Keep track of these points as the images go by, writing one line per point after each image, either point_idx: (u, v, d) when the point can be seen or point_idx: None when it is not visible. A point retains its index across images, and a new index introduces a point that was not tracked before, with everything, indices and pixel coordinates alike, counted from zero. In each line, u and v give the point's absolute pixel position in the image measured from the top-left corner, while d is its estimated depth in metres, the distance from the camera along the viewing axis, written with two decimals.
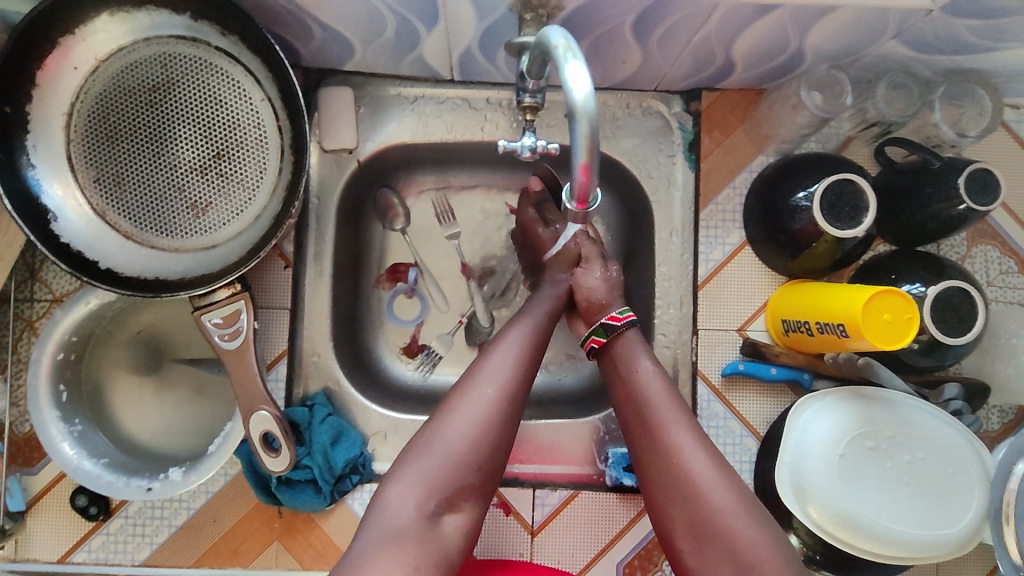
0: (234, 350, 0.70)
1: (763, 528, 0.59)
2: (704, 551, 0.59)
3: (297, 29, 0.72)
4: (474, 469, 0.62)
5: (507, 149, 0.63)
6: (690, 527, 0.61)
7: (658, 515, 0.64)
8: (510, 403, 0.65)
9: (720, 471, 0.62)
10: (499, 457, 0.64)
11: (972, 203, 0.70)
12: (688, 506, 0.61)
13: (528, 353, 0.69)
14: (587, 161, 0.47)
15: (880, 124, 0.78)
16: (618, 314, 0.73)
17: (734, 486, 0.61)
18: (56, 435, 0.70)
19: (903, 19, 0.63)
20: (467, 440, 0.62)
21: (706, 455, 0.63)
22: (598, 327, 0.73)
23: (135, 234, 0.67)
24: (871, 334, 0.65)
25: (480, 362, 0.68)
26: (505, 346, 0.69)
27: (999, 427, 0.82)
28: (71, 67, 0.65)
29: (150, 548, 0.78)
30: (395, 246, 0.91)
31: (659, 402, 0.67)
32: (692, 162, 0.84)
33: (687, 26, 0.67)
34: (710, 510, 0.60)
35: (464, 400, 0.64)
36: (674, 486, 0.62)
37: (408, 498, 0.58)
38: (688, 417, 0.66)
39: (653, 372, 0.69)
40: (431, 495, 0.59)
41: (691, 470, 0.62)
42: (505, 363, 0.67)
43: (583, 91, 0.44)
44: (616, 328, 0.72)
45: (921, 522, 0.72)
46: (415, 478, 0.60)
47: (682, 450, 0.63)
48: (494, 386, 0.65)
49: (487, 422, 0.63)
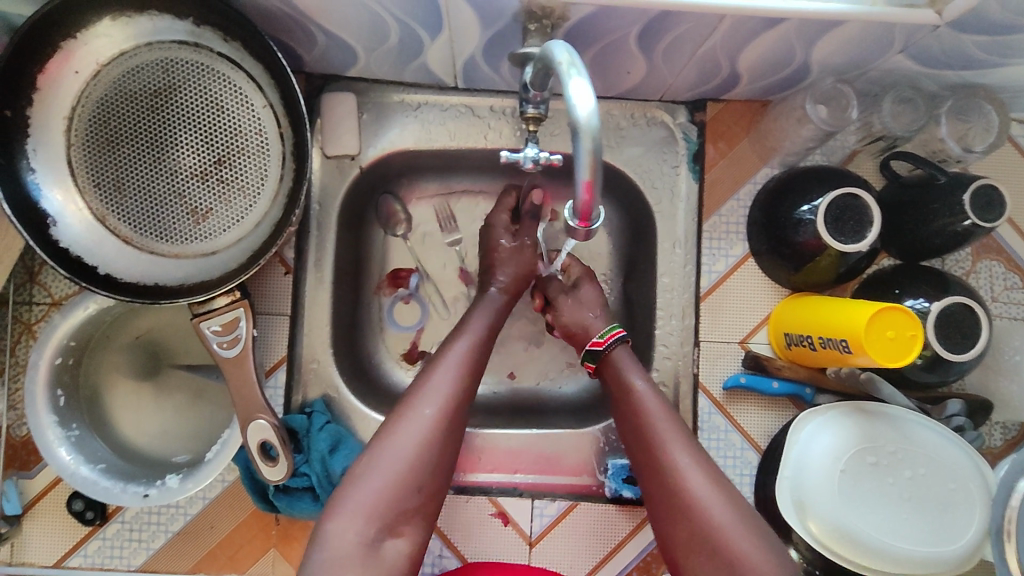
0: (233, 358, 0.70)
1: (763, 542, 0.58)
2: (706, 567, 0.59)
3: (301, 36, 0.71)
4: (415, 491, 0.62)
5: (509, 160, 0.62)
6: (692, 544, 0.60)
7: (662, 533, 0.63)
8: (449, 424, 0.66)
9: (717, 486, 0.62)
10: (439, 479, 0.64)
11: (977, 219, 0.69)
12: (687, 523, 0.61)
13: (467, 372, 0.70)
14: (591, 177, 0.46)
15: (885, 138, 0.78)
16: (601, 337, 0.75)
17: (733, 500, 0.61)
18: (53, 440, 0.70)
19: (910, 34, 0.63)
20: (406, 463, 0.62)
21: (704, 470, 0.63)
22: (586, 352, 0.76)
23: (135, 240, 0.67)
24: (875, 352, 0.64)
25: (421, 383, 0.68)
26: (444, 366, 0.69)
27: (1002, 444, 0.81)
28: (73, 71, 0.65)
29: (146, 554, 0.78)
30: (396, 252, 0.91)
31: (655, 420, 0.67)
32: (696, 173, 0.84)
33: (693, 38, 0.66)
34: (709, 526, 0.60)
35: (402, 423, 0.64)
36: (674, 503, 0.62)
37: (349, 526, 0.58)
38: (685, 434, 0.66)
39: (648, 392, 0.70)
40: (372, 521, 0.59)
41: (689, 485, 0.62)
42: (445, 385, 0.68)
43: (586, 107, 0.44)
44: (601, 352, 0.75)
45: (922, 538, 0.72)
46: (356, 504, 0.59)
47: (680, 467, 0.63)
48: (433, 406, 0.66)
49: (427, 445, 0.63)
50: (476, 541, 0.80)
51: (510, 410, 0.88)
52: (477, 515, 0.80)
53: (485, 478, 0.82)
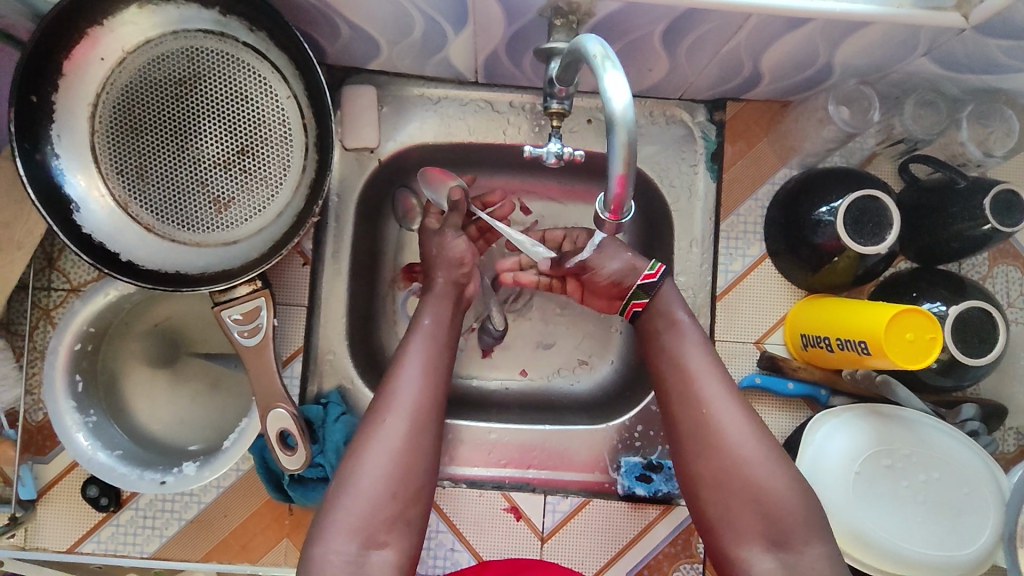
0: (254, 346, 0.70)
1: (788, 480, 0.61)
2: (726, 497, 0.62)
3: (325, 28, 0.72)
4: (390, 500, 0.62)
5: (533, 155, 0.62)
6: (713, 474, 0.63)
7: (681, 462, 0.65)
8: (418, 429, 0.66)
9: (749, 423, 0.64)
10: (420, 482, 0.64)
11: (997, 223, 0.69)
12: (714, 456, 0.63)
13: (434, 372, 0.69)
14: (625, 172, 0.46)
15: (906, 141, 0.78)
16: (652, 269, 0.72)
17: (763, 438, 0.63)
18: (71, 426, 0.70)
19: (935, 37, 0.63)
20: (380, 477, 0.62)
21: (738, 408, 0.65)
22: (638, 289, 0.71)
23: (157, 227, 0.67)
24: (894, 354, 0.64)
25: (385, 392, 0.68)
26: (406, 369, 0.69)
27: (1015, 449, 0.81)
28: (98, 58, 0.65)
29: (160, 541, 0.78)
30: (411, 245, 0.90)
31: (691, 353, 0.68)
32: (715, 172, 0.84)
33: (716, 37, 0.66)
34: (738, 462, 0.62)
35: (371, 440, 0.64)
36: (703, 435, 0.64)
37: (332, 548, 0.59)
38: (720, 367, 0.67)
39: (689, 324, 0.70)
40: (353, 537, 0.60)
41: (722, 421, 0.64)
42: (409, 391, 0.67)
43: (622, 101, 0.44)
44: (654, 285, 0.71)
45: (933, 542, 0.72)
46: (336, 525, 0.60)
47: (715, 402, 0.65)
48: (401, 413, 0.66)
49: (399, 456, 0.64)
50: (488, 536, 0.80)
51: (523, 405, 0.88)
52: (489, 510, 0.80)
53: (497, 473, 0.82)
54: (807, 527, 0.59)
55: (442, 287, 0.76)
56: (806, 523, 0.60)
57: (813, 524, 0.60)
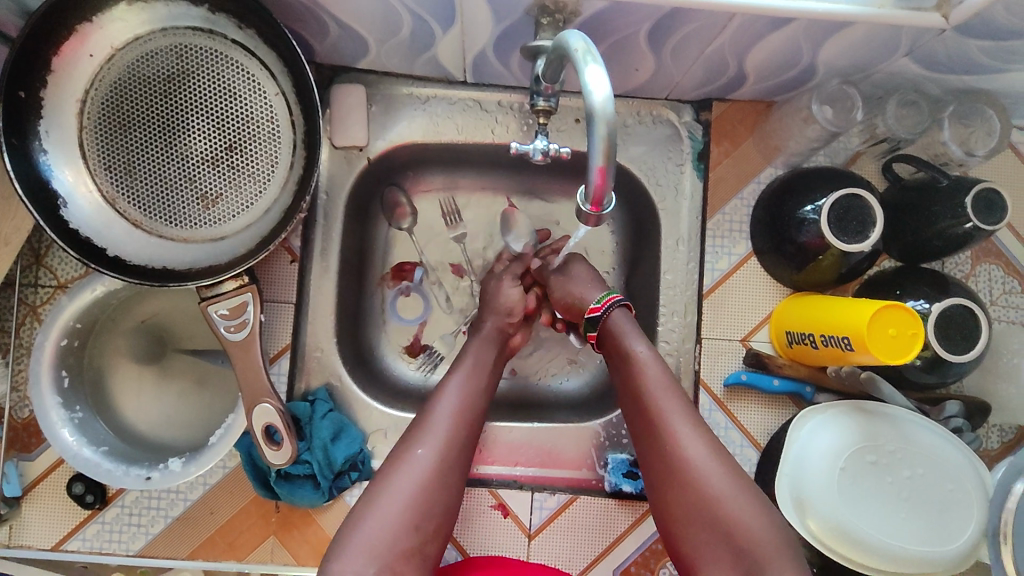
0: (240, 341, 0.71)
1: (758, 511, 0.60)
2: (698, 533, 0.61)
3: (314, 26, 0.72)
4: (410, 530, 0.60)
5: (519, 152, 0.63)
6: (684, 510, 0.62)
7: (658, 500, 0.65)
8: (446, 465, 0.65)
9: (718, 457, 0.63)
10: (440, 515, 0.63)
11: (979, 222, 0.70)
12: (683, 492, 0.62)
13: (467, 408, 0.70)
14: (605, 164, 0.47)
15: (889, 140, 0.79)
16: (598, 303, 0.77)
17: (732, 471, 0.62)
18: (56, 421, 0.70)
19: (916, 37, 0.64)
20: (404, 505, 0.61)
21: (706, 441, 0.64)
22: (588, 323, 0.78)
23: (144, 223, 0.67)
24: (877, 349, 0.65)
25: (420, 425, 0.68)
26: (444, 404, 0.70)
27: (999, 446, 0.82)
28: (87, 54, 0.65)
29: (145, 539, 0.78)
30: (400, 245, 0.92)
31: (653, 387, 0.68)
32: (701, 171, 0.84)
33: (702, 36, 0.67)
34: (710, 496, 0.61)
35: (400, 470, 0.63)
36: (674, 471, 0.63)
37: (350, 569, 0.57)
38: (684, 401, 0.68)
39: (649, 356, 0.71)
40: (373, 559, 0.57)
41: (688, 455, 0.63)
42: (443, 427, 0.67)
43: (602, 94, 0.44)
44: (600, 317, 0.76)
45: (918, 538, 0.72)
46: (355, 545, 0.58)
47: (681, 436, 0.65)
48: (432, 447, 0.65)
49: (425, 488, 0.63)
50: (476, 534, 0.80)
51: (511, 404, 0.89)
52: (477, 507, 0.80)
53: (485, 470, 0.82)
54: (780, 556, 0.57)
55: (490, 330, 0.81)
56: (780, 553, 0.57)
57: (786, 552, 0.57)
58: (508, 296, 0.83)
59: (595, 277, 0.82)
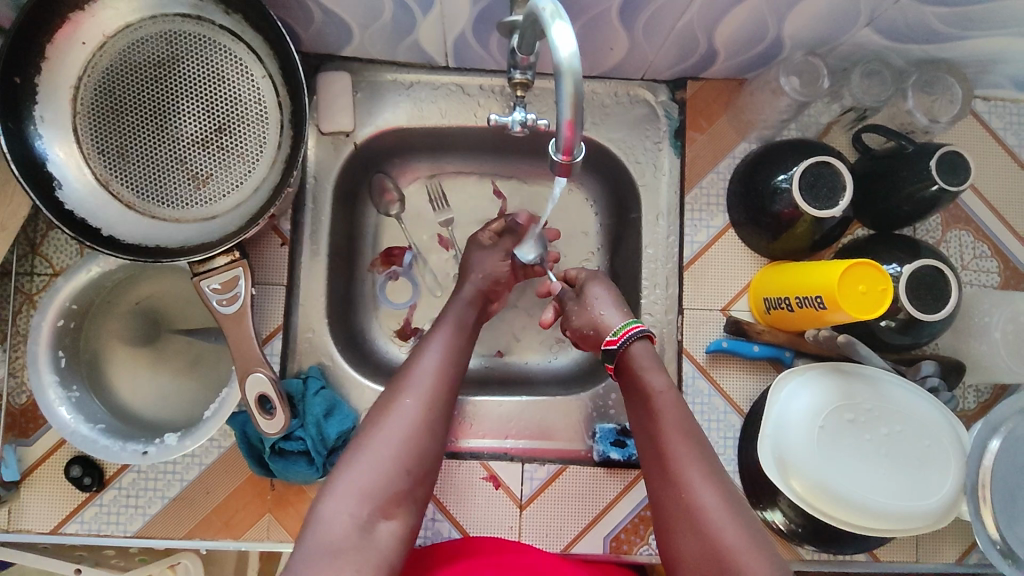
0: (233, 314, 0.72)
1: (771, 565, 0.57)
2: None
3: (299, 13, 0.75)
4: (403, 475, 0.63)
5: (498, 123, 0.65)
6: (694, 558, 0.59)
7: (665, 544, 0.62)
8: (431, 416, 0.67)
9: (732, 509, 0.60)
10: (428, 467, 0.66)
11: (944, 184, 0.72)
12: (693, 538, 0.59)
13: (446, 368, 0.71)
14: (573, 116, 0.50)
15: (856, 110, 0.82)
16: (616, 334, 0.73)
17: (747, 527, 0.59)
18: (53, 399, 0.72)
19: (874, 6, 0.67)
20: (395, 451, 0.64)
21: (720, 492, 0.61)
22: (604, 353, 0.74)
23: (137, 204, 0.70)
24: (850, 307, 0.67)
25: (404, 376, 0.70)
26: (425, 360, 0.71)
27: (975, 407, 0.85)
28: (80, 42, 0.68)
29: (143, 519, 0.79)
30: (389, 230, 0.94)
31: (666, 424, 0.65)
32: (678, 148, 0.87)
33: (671, 11, 0.70)
34: (719, 544, 0.58)
35: (387, 416, 0.66)
36: (685, 518, 0.60)
37: (343, 510, 0.60)
38: (698, 441, 0.64)
39: (666, 391, 0.67)
40: (365, 501, 0.60)
41: (700, 501, 0.60)
42: (427, 374, 0.70)
43: (568, 49, 0.47)
44: (617, 351, 0.72)
45: (898, 493, 0.74)
46: (348, 488, 0.61)
47: (694, 482, 0.62)
48: (416, 396, 0.68)
49: (413, 436, 0.65)
50: (470, 506, 0.81)
51: (500, 381, 0.91)
52: (469, 479, 0.82)
53: (476, 444, 0.84)
54: None
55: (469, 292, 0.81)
56: None
57: None
58: (498, 267, 0.83)
59: (616, 304, 0.77)
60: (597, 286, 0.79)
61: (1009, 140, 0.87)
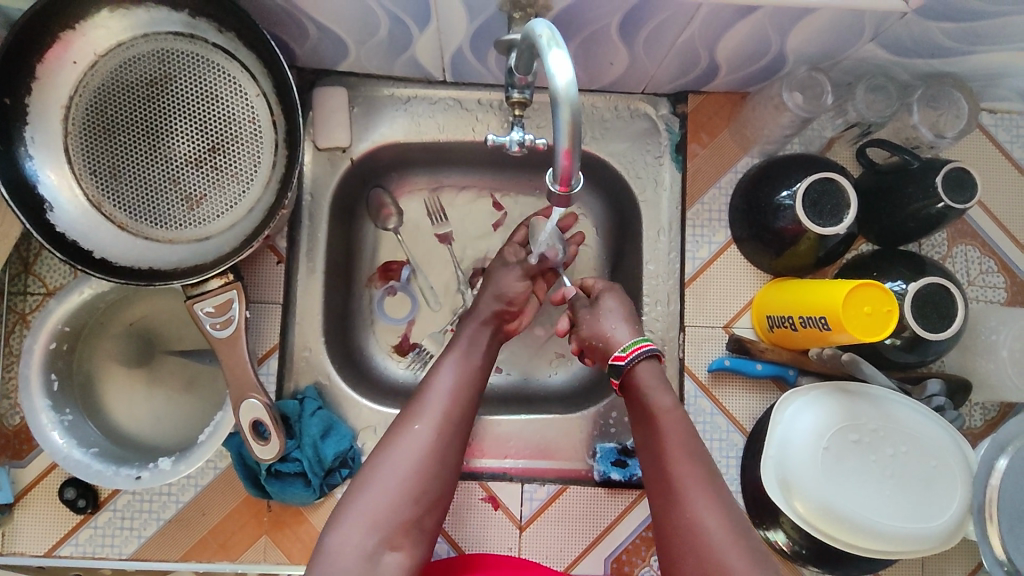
0: (226, 338, 0.72)
1: None
2: None
3: (293, 29, 0.73)
4: (411, 503, 0.62)
5: (496, 143, 0.64)
6: None
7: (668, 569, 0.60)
8: (444, 444, 0.66)
9: (736, 534, 0.58)
10: (439, 493, 0.64)
11: (950, 201, 0.71)
12: (697, 563, 0.58)
13: (462, 393, 0.70)
14: (570, 146, 0.49)
15: (860, 125, 0.80)
16: (624, 351, 0.72)
17: (750, 551, 0.57)
18: (46, 423, 0.71)
19: (878, 23, 0.66)
20: (404, 478, 0.63)
21: (722, 511, 0.60)
22: (610, 368, 0.73)
23: (130, 225, 0.69)
24: (853, 328, 0.66)
25: (417, 401, 0.69)
26: (439, 382, 0.71)
27: (982, 424, 0.84)
28: (71, 61, 0.66)
29: (138, 542, 0.78)
30: (386, 245, 0.93)
31: (670, 443, 0.64)
32: (680, 162, 0.86)
33: (672, 27, 0.68)
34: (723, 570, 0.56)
35: (397, 444, 0.65)
36: (689, 541, 0.59)
37: (350, 540, 0.59)
38: (703, 463, 0.63)
39: (670, 410, 0.67)
40: (372, 532, 0.60)
41: (703, 523, 0.59)
42: (440, 401, 0.69)
43: (565, 79, 0.46)
44: (624, 367, 0.71)
45: (903, 515, 0.73)
46: (355, 520, 0.60)
47: (698, 503, 0.60)
48: (427, 421, 0.67)
49: (421, 461, 0.64)
50: (469, 528, 0.80)
51: (500, 399, 0.90)
52: (468, 500, 0.81)
53: (476, 464, 0.83)
54: None
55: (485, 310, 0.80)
56: None
57: None
58: (516, 286, 0.81)
59: (627, 317, 0.76)
60: (610, 297, 0.78)
61: (1015, 153, 0.85)
